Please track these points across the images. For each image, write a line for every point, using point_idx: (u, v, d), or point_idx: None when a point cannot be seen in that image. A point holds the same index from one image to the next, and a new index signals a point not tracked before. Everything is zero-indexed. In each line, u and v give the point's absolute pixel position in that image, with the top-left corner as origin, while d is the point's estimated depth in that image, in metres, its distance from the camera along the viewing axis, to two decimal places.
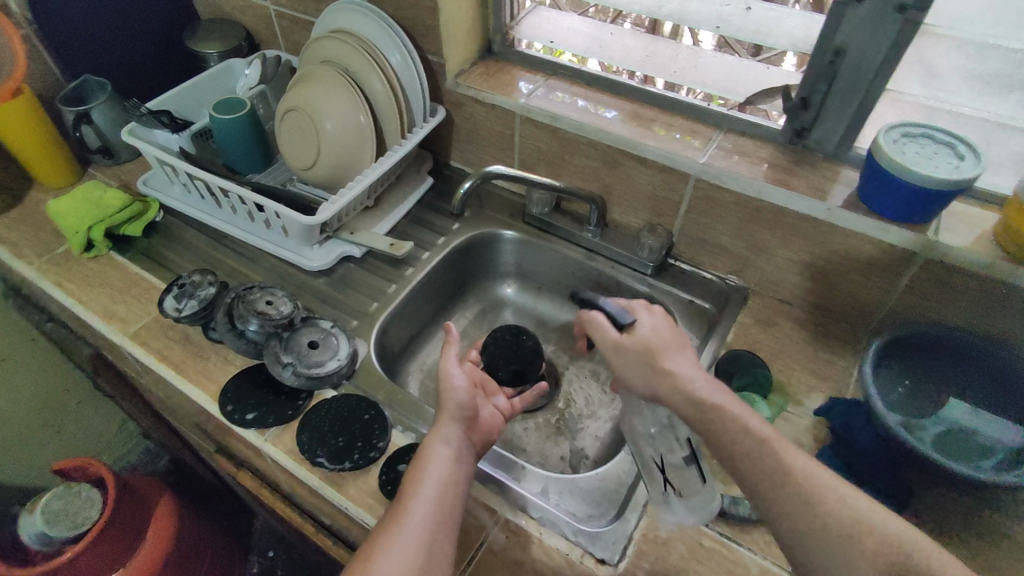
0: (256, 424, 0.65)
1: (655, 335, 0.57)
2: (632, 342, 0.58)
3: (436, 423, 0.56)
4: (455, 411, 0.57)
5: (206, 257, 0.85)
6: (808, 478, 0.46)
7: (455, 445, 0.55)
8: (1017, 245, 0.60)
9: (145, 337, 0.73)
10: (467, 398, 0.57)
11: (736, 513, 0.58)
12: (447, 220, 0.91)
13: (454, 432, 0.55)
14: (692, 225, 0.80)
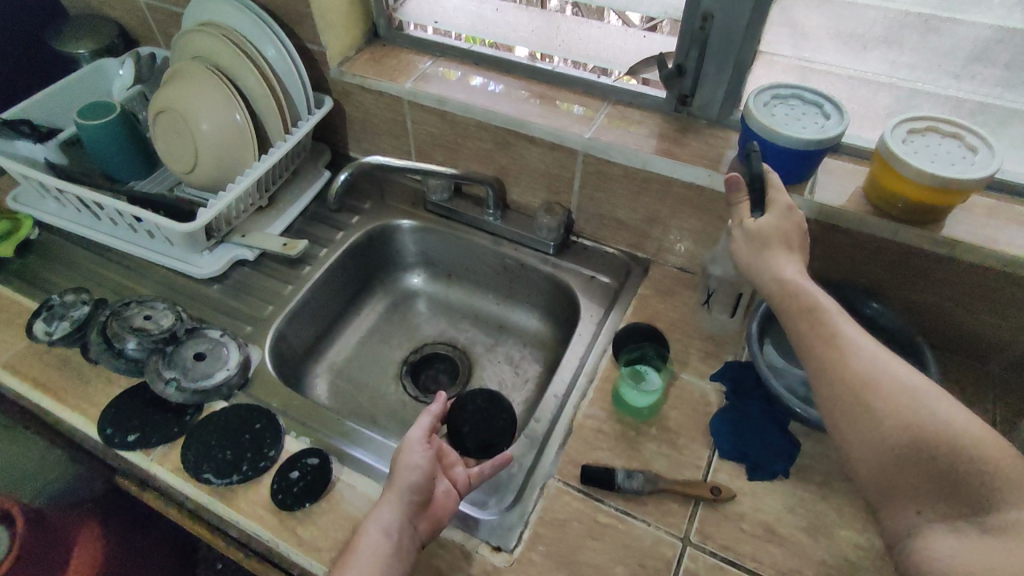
0: (139, 445, 0.62)
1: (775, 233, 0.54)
2: (756, 230, 0.55)
3: (379, 504, 0.54)
4: (400, 494, 0.54)
5: (87, 273, 0.80)
6: (848, 343, 0.47)
7: (393, 535, 0.52)
8: (894, 205, 0.62)
9: (19, 365, 0.69)
10: (419, 481, 0.55)
11: (630, 487, 0.59)
12: (346, 213, 0.89)
13: (395, 520, 0.52)
14: (589, 201, 0.79)
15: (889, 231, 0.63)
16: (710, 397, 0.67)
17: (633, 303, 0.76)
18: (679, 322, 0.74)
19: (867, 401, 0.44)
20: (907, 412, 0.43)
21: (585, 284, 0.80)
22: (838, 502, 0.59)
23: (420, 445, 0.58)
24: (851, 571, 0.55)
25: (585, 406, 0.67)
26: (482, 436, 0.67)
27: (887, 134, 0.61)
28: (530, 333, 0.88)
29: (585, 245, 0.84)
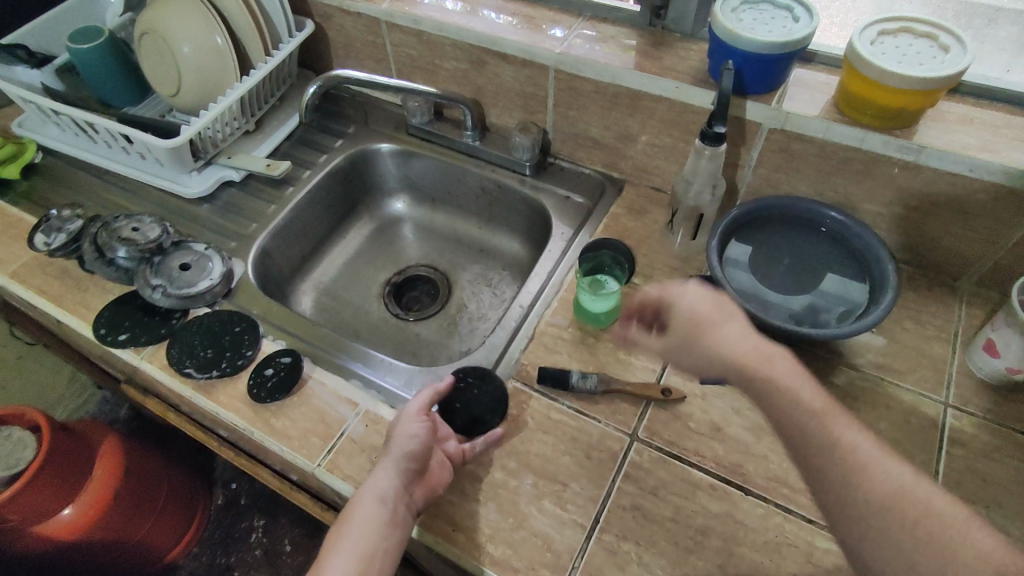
0: (129, 344, 0.67)
1: (694, 322, 0.51)
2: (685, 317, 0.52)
3: (377, 471, 0.54)
4: (396, 462, 0.53)
5: (86, 193, 0.84)
6: (847, 441, 0.42)
7: (389, 504, 0.52)
8: (870, 113, 0.59)
9: (23, 274, 0.74)
10: (414, 453, 0.54)
11: (584, 386, 0.62)
12: (330, 137, 0.91)
13: (391, 489, 0.52)
14: (563, 120, 0.80)
15: (855, 140, 0.62)
16: None
17: (605, 220, 0.77)
18: (648, 238, 0.75)
19: (874, 515, 0.39)
20: (914, 519, 0.39)
21: (559, 203, 0.81)
22: None
23: (415, 419, 0.56)
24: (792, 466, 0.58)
25: (547, 315, 0.69)
26: (472, 409, 0.61)
27: (856, 36, 0.58)
28: (509, 256, 0.90)
29: (562, 166, 0.85)
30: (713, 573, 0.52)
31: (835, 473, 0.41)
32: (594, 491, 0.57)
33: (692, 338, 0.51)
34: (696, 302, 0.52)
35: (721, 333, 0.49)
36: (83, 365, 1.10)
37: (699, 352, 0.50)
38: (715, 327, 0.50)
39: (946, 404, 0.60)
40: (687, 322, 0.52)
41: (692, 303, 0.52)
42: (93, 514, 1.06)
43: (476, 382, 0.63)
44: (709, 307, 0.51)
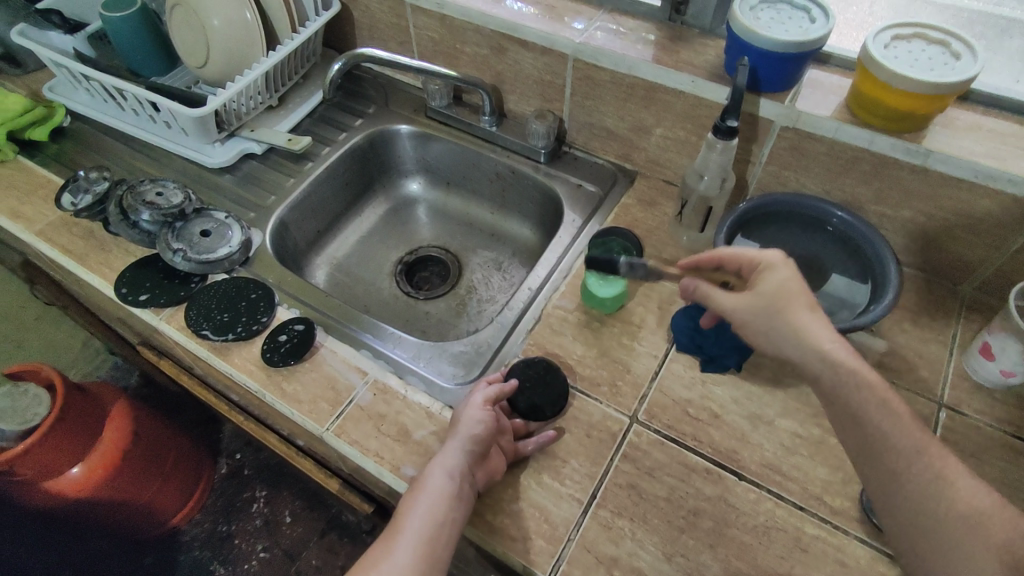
0: (149, 304, 0.69)
1: (782, 294, 0.50)
2: (772, 289, 0.50)
3: (442, 450, 0.55)
4: (462, 442, 0.55)
5: (112, 159, 0.87)
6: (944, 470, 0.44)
7: (455, 479, 0.53)
8: (882, 116, 0.61)
9: (50, 234, 0.76)
10: (480, 436, 0.55)
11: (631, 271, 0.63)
12: (351, 116, 0.92)
13: (457, 466, 0.53)
14: (579, 109, 0.81)
15: (863, 140, 0.63)
16: (675, 297, 0.70)
17: (616, 210, 0.79)
18: (657, 229, 0.77)
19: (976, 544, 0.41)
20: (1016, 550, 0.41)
21: (571, 190, 0.83)
22: (783, 394, 0.63)
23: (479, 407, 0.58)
24: (785, 454, 0.59)
25: (555, 298, 0.71)
26: (530, 398, 0.61)
27: (871, 39, 0.59)
28: (520, 241, 0.92)
29: (576, 155, 0.86)
30: (703, 551, 0.54)
31: (913, 483, 0.44)
32: (592, 468, 0.58)
33: (778, 312, 0.49)
34: (792, 278, 0.50)
35: (803, 319, 0.49)
36: (99, 328, 1.13)
37: (778, 323, 0.49)
38: (802, 311, 0.49)
39: (940, 404, 0.62)
40: (776, 291, 0.50)
41: (783, 278, 0.51)
42: (100, 475, 1.08)
43: (540, 374, 0.63)
44: (803, 294, 0.50)
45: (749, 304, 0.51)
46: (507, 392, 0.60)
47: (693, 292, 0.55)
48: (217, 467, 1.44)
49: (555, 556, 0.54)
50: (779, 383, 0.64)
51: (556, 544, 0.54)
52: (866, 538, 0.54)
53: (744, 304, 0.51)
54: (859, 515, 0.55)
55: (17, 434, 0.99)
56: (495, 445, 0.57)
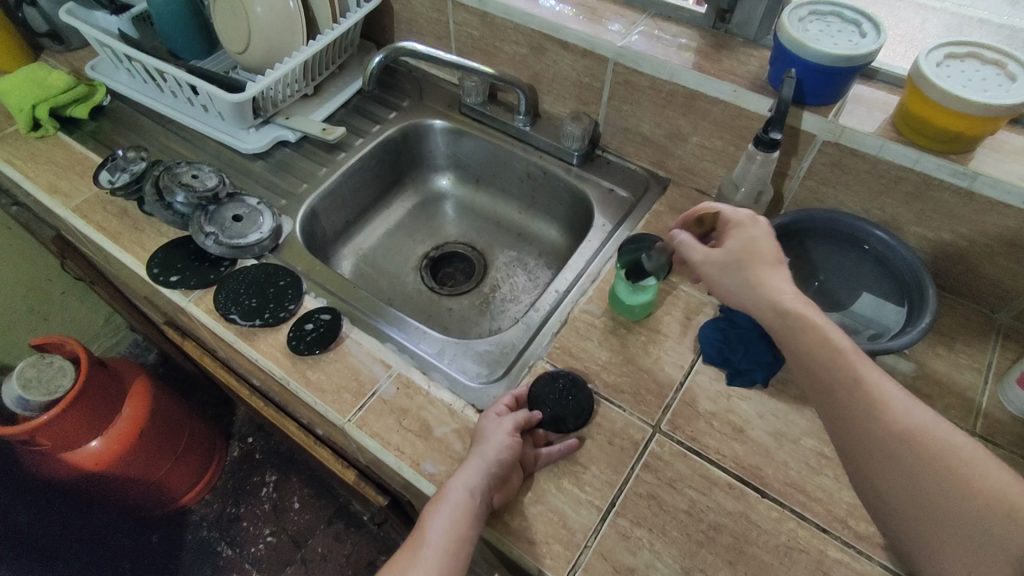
0: (180, 285, 0.70)
1: (748, 249, 0.54)
2: (733, 248, 0.55)
3: (464, 466, 0.55)
4: (485, 463, 0.54)
5: (149, 139, 0.88)
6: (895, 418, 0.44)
7: (476, 496, 0.53)
8: (930, 133, 0.59)
9: (86, 210, 0.77)
10: (504, 458, 0.54)
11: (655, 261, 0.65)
12: (385, 109, 0.93)
13: (479, 484, 0.53)
14: (615, 113, 0.81)
15: (908, 160, 0.62)
16: (704, 308, 0.69)
17: (647, 216, 0.78)
18: None
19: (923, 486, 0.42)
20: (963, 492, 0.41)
21: (602, 194, 0.82)
22: (810, 413, 0.62)
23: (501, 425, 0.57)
24: (811, 474, 0.58)
25: (582, 302, 0.70)
26: (553, 409, 0.60)
27: (922, 56, 0.58)
28: (547, 243, 0.91)
29: (609, 159, 0.86)
30: (722, 567, 0.53)
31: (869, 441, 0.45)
32: (613, 476, 0.58)
33: (742, 263, 0.53)
34: (759, 235, 0.55)
35: (768, 273, 0.52)
36: (124, 305, 1.14)
37: (742, 274, 0.53)
38: (766, 266, 0.53)
39: (972, 433, 0.60)
40: (743, 246, 0.54)
41: (750, 236, 0.55)
42: (117, 449, 1.10)
43: (569, 386, 0.62)
44: (771, 253, 0.54)
45: (717, 255, 0.55)
46: (534, 421, 0.59)
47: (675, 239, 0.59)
48: (229, 450, 1.46)
49: (571, 562, 0.53)
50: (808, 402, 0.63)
51: (574, 550, 0.54)
52: (891, 566, 0.53)
53: (715, 253, 0.55)
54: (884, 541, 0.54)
55: (43, 405, 1.01)
56: (517, 466, 0.56)
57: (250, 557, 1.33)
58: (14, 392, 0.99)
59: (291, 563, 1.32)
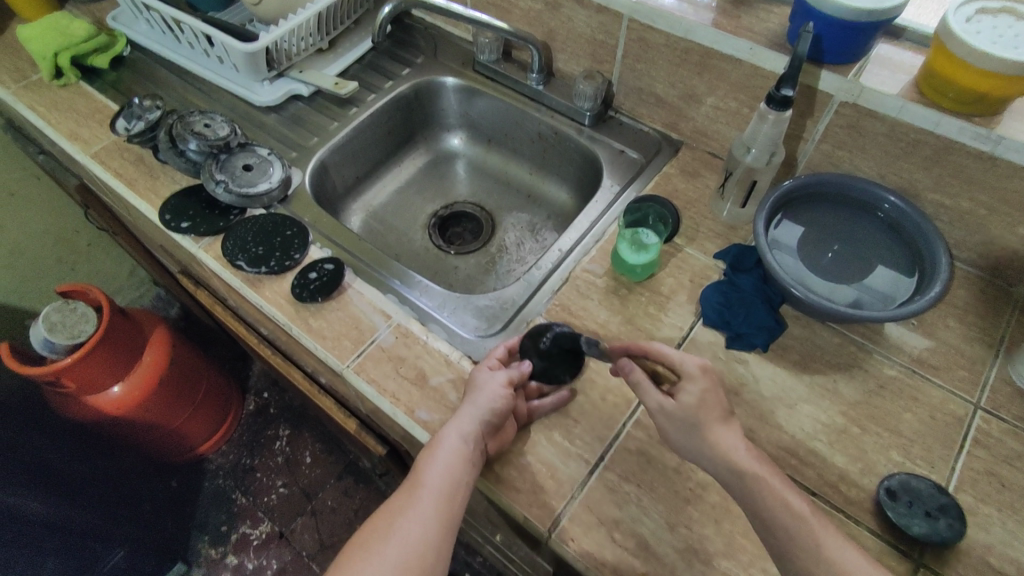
0: (190, 232, 0.71)
1: (703, 406, 0.50)
2: (685, 413, 0.50)
3: (458, 414, 0.55)
4: (479, 411, 0.55)
5: (166, 90, 0.89)
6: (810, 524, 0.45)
7: (470, 443, 0.54)
8: (952, 93, 0.56)
9: (104, 156, 0.79)
10: (497, 407, 0.55)
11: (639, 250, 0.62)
12: (398, 65, 0.92)
13: (472, 431, 0.54)
14: (629, 72, 0.79)
15: (929, 122, 0.59)
16: (708, 272, 0.68)
17: (656, 178, 0.77)
18: (695, 201, 0.74)
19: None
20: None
21: (612, 155, 0.81)
22: (810, 379, 0.61)
23: (494, 376, 0.58)
24: (805, 439, 0.57)
25: (585, 261, 0.70)
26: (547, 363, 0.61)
27: (950, 11, 0.56)
28: (556, 205, 0.91)
29: (622, 121, 0.84)
30: (707, 524, 0.53)
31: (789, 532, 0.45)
32: (604, 431, 0.58)
33: (696, 423, 0.50)
34: (713, 390, 0.51)
35: (720, 433, 0.49)
36: (145, 257, 1.17)
37: (699, 440, 0.49)
38: (717, 422, 0.50)
39: (976, 406, 0.59)
40: (698, 403, 0.50)
41: (702, 390, 0.51)
42: (138, 395, 1.13)
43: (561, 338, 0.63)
44: (720, 406, 0.51)
45: (672, 408, 0.51)
46: (526, 374, 0.59)
47: (628, 374, 0.54)
48: (246, 404, 1.51)
49: (557, 512, 0.54)
50: (807, 368, 0.62)
51: (560, 500, 0.55)
52: (878, 531, 0.52)
53: (670, 405, 0.51)
54: (873, 508, 0.54)
55: (66, 349, 1.01)
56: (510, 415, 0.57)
57: (263, 506, 1.38)
58: (40, 335, 0.99)
59: (302, 514, 1.37)
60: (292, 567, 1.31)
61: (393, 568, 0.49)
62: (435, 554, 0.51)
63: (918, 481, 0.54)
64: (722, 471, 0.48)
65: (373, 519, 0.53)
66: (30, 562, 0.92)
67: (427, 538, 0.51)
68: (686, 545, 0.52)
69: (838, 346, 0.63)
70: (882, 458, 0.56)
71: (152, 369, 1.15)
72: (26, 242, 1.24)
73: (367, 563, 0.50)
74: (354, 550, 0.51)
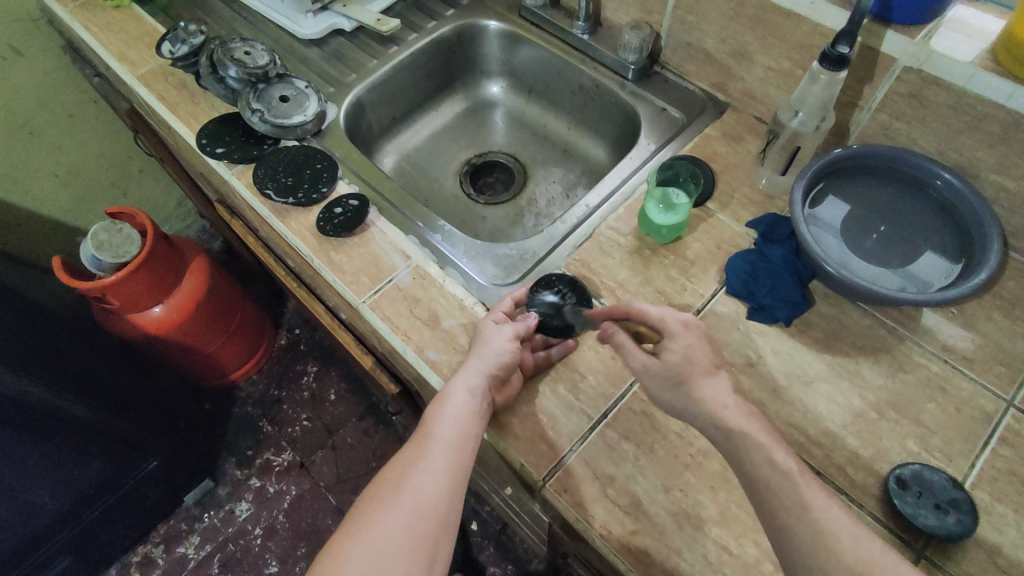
0: (224, 157, 0.73)
1: (686, 364, 0.50)
2: (664, 372, 0.51)
3: (464, 366, 0.55)
4: (486, 364, 0.55)
5: (213, 17, 0.89)
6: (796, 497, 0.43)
7: (477, 396, 0.54)
8: None
9: (149, 79, 0.81)
10: (504, 360, 0.55)
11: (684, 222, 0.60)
12: (443, 6, 0.90)
13: (479, 384, 0.54)
14: (679, 25, 0.75)
15: (1000, 94, 0.54)
16: (737, 240, 0.66)
17: (696, 140, 0.74)
18: (733, 166, 0.71)
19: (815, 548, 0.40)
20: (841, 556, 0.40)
21: (652, 112, 0.78)
22: (832, 357, 0.59)
23: (501, 331, 0.57)
24: (817, 417, 0.56)
25: (610, 219, 0.68)
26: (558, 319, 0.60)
27: None
28: (591, 162, 0.89)
29: (667, 77, 0.80)
30: (703, 491, 0.53)
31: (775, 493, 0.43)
32: (609, 389, 0.58)
33: (680, 380, 0.50)
34: (695, 348, 0.51)
35: (689, 391, 0.49)
36: (189, 186, 1.20)
37: (679, 398, 0.50)
38: (698, 378, 0.50)
39: (1009, 404, 0.56)
40: (681, 360, 0.50)
41: (686, 346, 0.51)
42: (176, 317, 1.16)
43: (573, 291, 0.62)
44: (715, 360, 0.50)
45: (655, 366, 0.51)
46: (532, 327, 0.58)
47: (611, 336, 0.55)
48: (278, 338, 1.56)
49: (552, 463, 0.54)
50: (831, 346, 0.59)
51: (558, 453, 0.55)
52: (882, 518, 0.51)
53: (653, 363, 0.51)
54: (880, 494, 0.52)
55: (113, 267, 1.03)
56: (516, 368, 0.57)
57: (287, 436, 1.44)
58: (89, 252, 1.02)
59: (322, 447, 1.42)
60: (309, 495, 1.37)
61: (407, 517, 0.49)
62: (448, 503, 0.50)
63: (931, 472, 0.52)
64: (715, 429, 0.47)
65: (382, 473, 0.52)
66: (71, 460, 0.99)
67: (441, 487, 0.50)
68: (680, 508, 0.52)
69: (866, 329, 0.60)
70: (897, 446, 0.54)
71: (189, 296, 1.18)
72: (81, 164, 1.29)
73: (381, 513, 0.49)
74: (367, 500, 0.50)
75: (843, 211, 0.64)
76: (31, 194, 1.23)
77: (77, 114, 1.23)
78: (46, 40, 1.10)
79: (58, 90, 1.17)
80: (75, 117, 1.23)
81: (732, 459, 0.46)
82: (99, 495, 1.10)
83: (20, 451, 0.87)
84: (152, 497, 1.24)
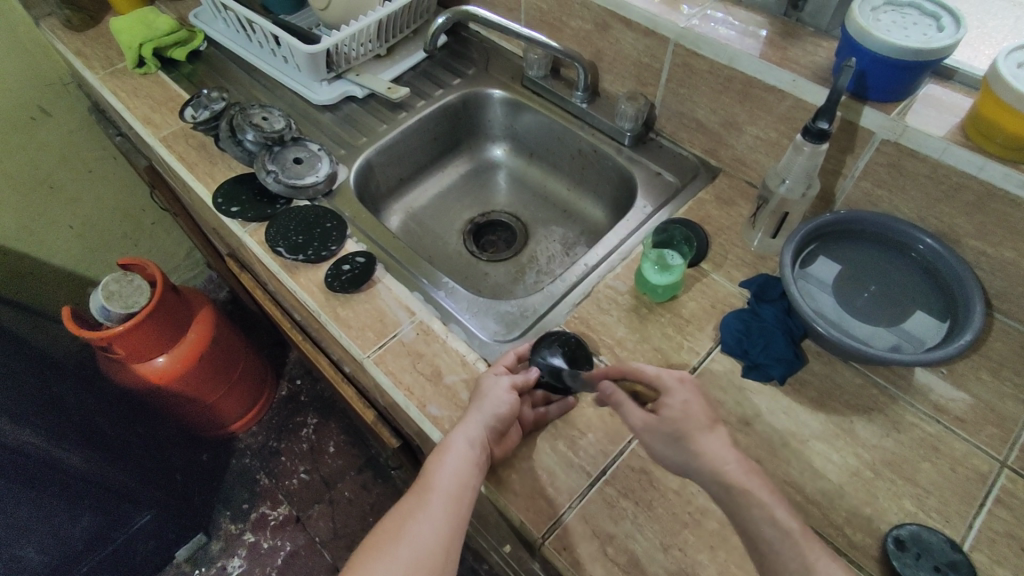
0: (238, 216, 0.76)
1: (684, 417, 0.51)
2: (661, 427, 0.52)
3: (465, 420, 0.56)
4: (485, 418, 0.55)
5: (235, 84, 0.95)
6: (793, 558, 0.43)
7: (477, 448, 0.54)
8: (1002, 137, 0.55)
9: (171, 141, 0.85)
10: (502, 414, 0.56)
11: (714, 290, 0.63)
12: (451, 75, 0.96)
13: (479, 437, 0.55)
14: (673, 97, 0.80)
15: (974, 166, 0.57)
16: (732, 299, 0.68)
17: (689, 203, 0.77)
18: (726, 228, 0.74)
19: None
20: None
21: (648, 176, 0.82)
22: (827, 416, 0.60)
23: (502, 385, 0.58)
24: (813, 477, 0.56)
25: (608, 278, 0.71)
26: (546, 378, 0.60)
27: (1002, 57, 0.55)
28: (590, 221, 0.92)
29: (662, 143, 0.85)
30: (702, 550, 0.53)
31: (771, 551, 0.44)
32: (608, 445, 0.59)
33: (679, 435, 0.51)
34: (693, 400, 0.53)
35: (688, 442, 0.50)
36: (200, 238, 1.23)
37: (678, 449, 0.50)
38: (697, 433, 0.51)
39: (1002, 464, 0.57)
40: (679, 414, 0.51)
41: (684, 402, 0.52)
42: (179, 368, 1.17)
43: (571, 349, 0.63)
44: (706, 412, 0.52)
45: (654, 422, 0.52)
46: (532, 381, 0.60)
47: (609, 396, 0.55)
48: (279, 388, 1.56)
49: (552, 520, 0.54)
50: (826, 405, 0.61)
51: (557, 509, 0.55)
52: None
53: (652, 419, 0.52)
54: (878, 555, 0.52)
55: (120, 317, 1.04)
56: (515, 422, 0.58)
57: (284, 489, 1.42)
58: (99, 303, 1.03)
59: (319, 501, 1.40)
60: (304, 551, 1.34)
61: (404, 569, 0.49)
62: (444, 557, 0.51)
63: (929, 533, 0.52)
64: (714, 485, 0.48)
65: (381, 523, 0.53)
66: (66, 512, 0.98)
67: (439, 539, 0.51)
68: (679, 568, 0.52)
69: (860, 389, 0.62)
70: (893, 506, 0.54)
71: (193, 347, 1.19)
72: (96, 216, 1.33)
73: (380, 563, 0.50)
74: (366, 550, 0.51)
75: (834, 273, 0.66)
76: (46, 245, 1.26)
77: (96, 169, 1.27)
78: (74, 102, 1.16)
79: (80, 147, 1.22)
80: (94, 171, 1.27)
81: (730, 514, 0.47)
82: (91, 552, 1.08)
83: (15, 503, 0.86)
84: (142, 552, 1.22)
